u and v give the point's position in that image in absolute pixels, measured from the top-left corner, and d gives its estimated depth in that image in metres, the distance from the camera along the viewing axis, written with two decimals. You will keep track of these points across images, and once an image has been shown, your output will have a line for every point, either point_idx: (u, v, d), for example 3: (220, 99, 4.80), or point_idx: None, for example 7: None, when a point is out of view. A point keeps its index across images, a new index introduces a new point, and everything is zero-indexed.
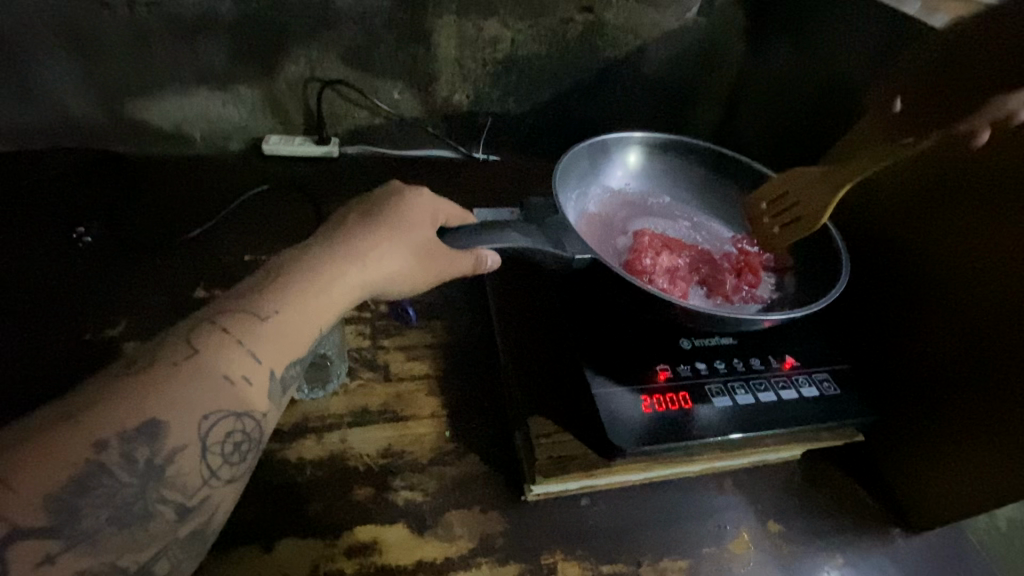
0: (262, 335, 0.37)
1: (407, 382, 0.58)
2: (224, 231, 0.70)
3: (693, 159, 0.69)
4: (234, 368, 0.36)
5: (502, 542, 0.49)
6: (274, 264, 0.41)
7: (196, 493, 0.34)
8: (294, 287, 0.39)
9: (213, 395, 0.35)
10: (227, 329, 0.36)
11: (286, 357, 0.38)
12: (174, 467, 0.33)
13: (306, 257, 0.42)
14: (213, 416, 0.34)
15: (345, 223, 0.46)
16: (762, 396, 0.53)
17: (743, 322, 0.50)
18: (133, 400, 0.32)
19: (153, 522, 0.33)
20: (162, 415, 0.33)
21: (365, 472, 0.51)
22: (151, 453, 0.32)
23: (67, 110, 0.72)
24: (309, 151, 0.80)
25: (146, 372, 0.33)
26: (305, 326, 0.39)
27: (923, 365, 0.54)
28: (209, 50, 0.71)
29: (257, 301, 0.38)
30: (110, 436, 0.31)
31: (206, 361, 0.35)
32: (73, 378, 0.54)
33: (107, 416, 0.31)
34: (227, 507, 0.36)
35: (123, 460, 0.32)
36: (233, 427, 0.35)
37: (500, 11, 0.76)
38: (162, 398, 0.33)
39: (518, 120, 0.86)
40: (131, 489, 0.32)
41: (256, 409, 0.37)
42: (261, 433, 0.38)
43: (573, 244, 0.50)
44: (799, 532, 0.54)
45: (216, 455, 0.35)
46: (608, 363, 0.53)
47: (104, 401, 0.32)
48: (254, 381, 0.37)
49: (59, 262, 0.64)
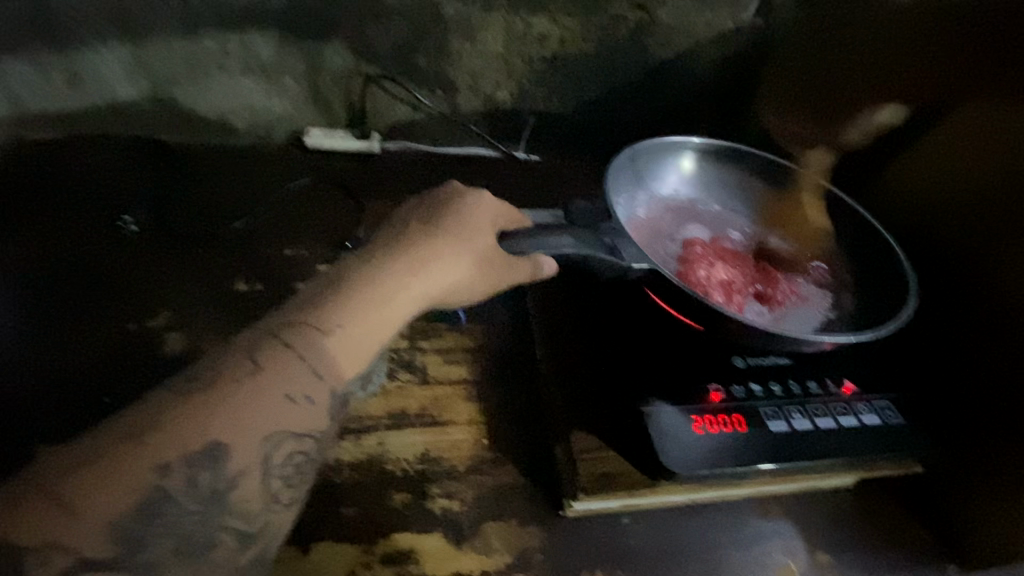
0: (322, 350, 0.37)
1: (445, 386, 0.56)
2: (265, 223, 0.70)
3: (748, 167, 0.66)
4: (296, 387, 0.35)
5: (540, 558, 0.48)
6: (334, 275, 0.41)
7: (258, 519, 0.34)
8: (353, 300, 0.39)
9: (275, 415, 0.34)
10: (288, 344, 0.36)
11: (345, 373, 0.37)
12: (236, 492, 0.33)
13: (367, 266, 0.41)
14: (274, 437, 0.34)
15: (404, 230, 0.45)
16: (820, 422, 0.50)
17: (804, 343, 0.48)
18: (197, 421, 0.32)
19: (216, 550, 0.33)
20: (224, 438, 0.33)
21: (402, 477, 0.50)
22: (213, 478, 0.32)
23: (116, 96, 0.72)
24: (350, 145, 0.79)
25: (209, 390, 0.33)
26: (365, 340, 0.39)
27: (996, 397, 0.50)
28: (257, 42, 0.71)
29: (319, 314, 0.38)
30: (172, 460, 0.31)
31: (269, 379, 0.35)
32: (118, 369, 0.54)
33: (170, 438, 0.32)
34: (285, 533, 0.36)
35: (186, 485, 0.32)
36: (294, 448, 0.35)
37: (549, 7, 0.74)
38: (225, 419, 0.33)
39: (561, 119, 0.84)
40: (194, 516, 0.32)
41: (317, 429, 0.36)
42: (320, 452, 0.37)
43: (629, 250, 0.48)
44: (849, 565, 0.51)
45: (277, 478, 0.34)
46: (657, 379, 0.51)
47: (167, 423, 0.32)
48: (314, 400, 0.36)
49: (105, 250, 0.65)
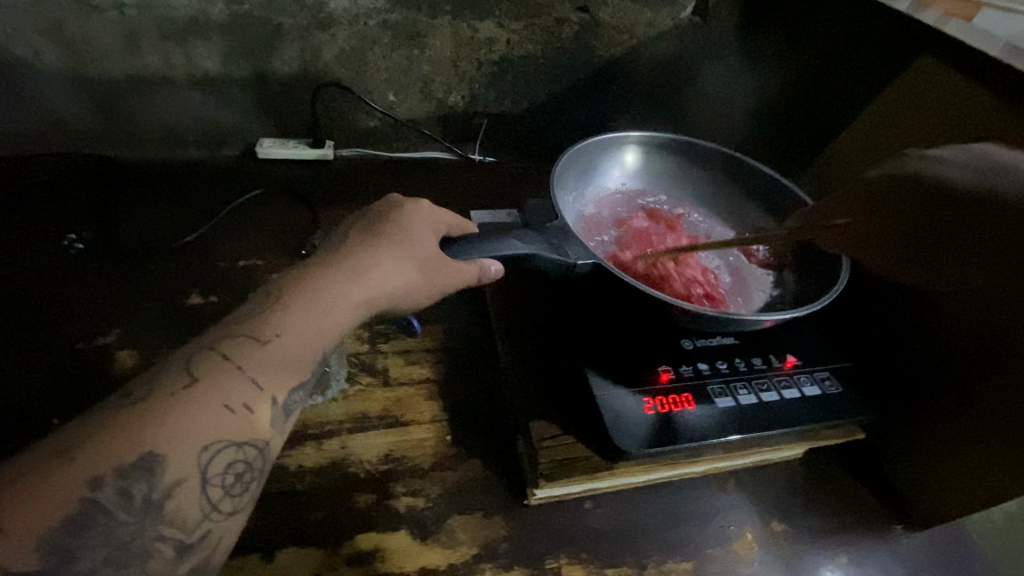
0: (264, 359, 0.37)
1: (407, 387, 0.57)
2: (219, 236, 0.69)
3: (688, 159, 0.69)
4: (234, 397, 0.35)
5: (506, 547, 0.49)
6: (276, 286, 0.41)
7: (197, 529, 0.33)
8: (297, 308, 0.39)
9: (214, 425, 0.34)
10: (227, 355, 0.36)
11: (288, 382, 0.38)
12: (173, 502, 0.32)
13: (310, 276, 0.42)
14: (214, 446, 0.33)
15: (347, 238, 0.46)
16: (764, 396, 0.53)
17: (745, 323, 0.50)
18: (130, 433, 0.31)
19: (153, 561, 0.32)
20: (159, 448, 0.32)
21: (366, 478, 0.50)
22: (149, 488, 0.31)
23: (56, 113, 0.71)
24: (304, 154, 0.79)
25: (142, 402, 0.33)
26: (307, 349, 0.39)
27: (921, 362, 0.54)
28: (201, 53, 0.70)
29: (259, 324, 0.38)
30: (106, 472, 0.30)
31: (207, 389, 0.34)
32: (67, 390, 0.53)
33: (102, 451, 0.31)
34: (229, 543, 0.35)
35: (121, 496, 0.31)
36: (234, 457, 0.34)
37: (495, 11, 0.75)
38: (159, 430, 0.32)
39: (514, 120, 0.86)
40: (130, 527, 0.31)
41: (257, 438, 0.36)
42: (264, 461, 0.37)
43: (576, 249, 0.50)
44: (802, 531, 0.54)
45: (217, 487, 0.34)
46: (610, 365, 0.52)
47: (97, 436, 0.31)
48: (256, 408, 0.36)
49: (50, 269, 0.63)
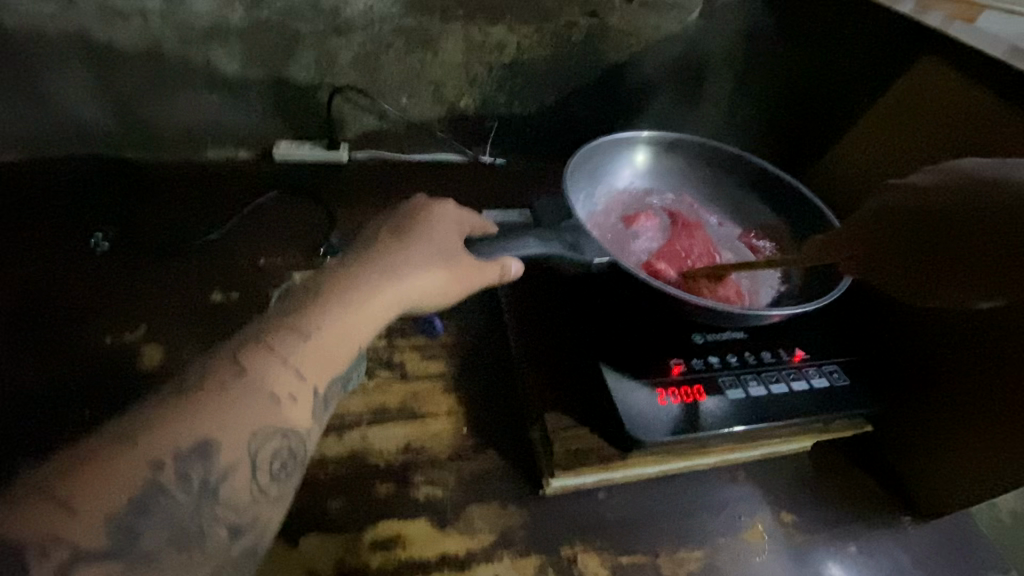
0: (305, 351, 0.39)
1: (424, 381, 0.58)
2: (238, 236, 0.71)
3: (696, 159, 0.71)
4: (280, 387, 0.37)
5: (523, 535, 0.50)
6: (311, 283, 0.43)
7: (247, 512, 0.35)
8: (333, 302, 0.41)
9: (262, 413, 0.36)
10: (272, 347, 0.38)
11: (327, 373, 0.39)
12: (226, 485, 0.34)
13: (343, 272, 0.43)
14: (262, 434, 0.35)
15: (375, 237, 0.48)
16: (774, 388, 0.54)
17: (753, 316, 0.51)
18: (187, 420, 0.33)
19: (209, 541, 0.33)
20: (214, 434, 0.34)
21: (386, 469, 0.52)
22: (205, 472, 0.33)
23: (80, 117, 0.73)
24: (319, 157, 0.81)
25: (197, 391, 0.34)
26: (344, 342, 0.40)
27: (924, 354, 0.55)
28: (221, 58, 0.73)
29: (300, 318, 0.40)
30: (166, 456, 0.32)
31: (255, 379, 0.36)
32: (96, 383, 0.55)
33: (162, 436, 0.32)
34: (275, 527, 0.37)
35: (180, 480, 0.32)
36: (280, 444, 0.36)
37: (505, 16, 0.77)
38: (213, 417, 0.34)
39: (524, 122, 0.88)
40: (187, 508, 0.33)
41: (301, 427, 0.37)
42: (305, 450, 0.38)
43: (592, 246, 0.52)
44: (811, 521, 0.55)
45: (265, 472, 0.36)
46: (622, 359, 0.54)
47: (158, 423, 0.33)
48: (299, 398, 0.38)
49: (77, 267, 0.65)
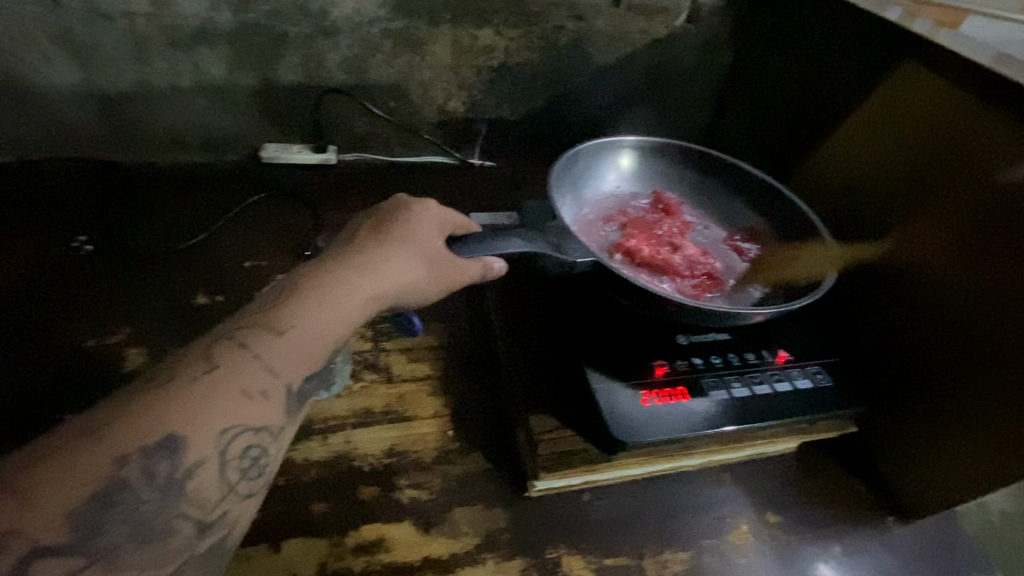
0: (278, 348, 0.38)
1: (409, 383, 0.58)
2: (224, 238, 0.71)
3: (681, 161, 0.72)
4: (251, 383, 0.37)
5: (507, 538, 0.50)
6: (289, 280, 0.43)
7: (215, 509, 0.35)
8: (309, 300, 0.41)
9: (233, 409, 0.35)
10: (243, 344, 0.38)
11: (301, 371, 0.39)
12: (193, 483, 0.34)
13: (321, 271, 0.43)
14: (232, 430, 0.35)
15: (357, 236, 0.48)
16: (757, 389, 0.54)
17: (737, 317, 0.52)
18: (153, 415, 0.33)
19: (174, 537, 0.33)
20: (181, 430, 0.33)
21: (370, 472, 0.52)
22: (172, 469, 0.33)
23: (66, 118, 0.72)
24: (306, 158, 0.80)
25: (166, 386, 0.34)
26: (320, 340, 0.40)
27: (907, 355, 0.56)
28: (208, 60, 0.72)
29: (273, 316, 0.39)
30: (131, 451, 0.32)
31: (224, 376, 0.36)
32: (77, 386, 0.54)
33: (128, 430, 0.32)
34: (244, 523, 0.37)
35: (145, 475, 0.32)
36: (251, 441, 0.36)
37: (494, 20, 0.78)
38: (181, 413, 0.33)
39: (513, 125, 0.88)
40: (152, 504, 0.32)
41: (272, 424, 0.37)
42: (277, 448, 0.38)
43: (576, 247, 0.52)
44: (796, 522, 0.55)
45: (234, 469, 0.35)
46: (607, 360, 0.54)
47: (125, 418, 0.32)
48: (271, 395, 0.37)
49: (60, 270, 0.65)
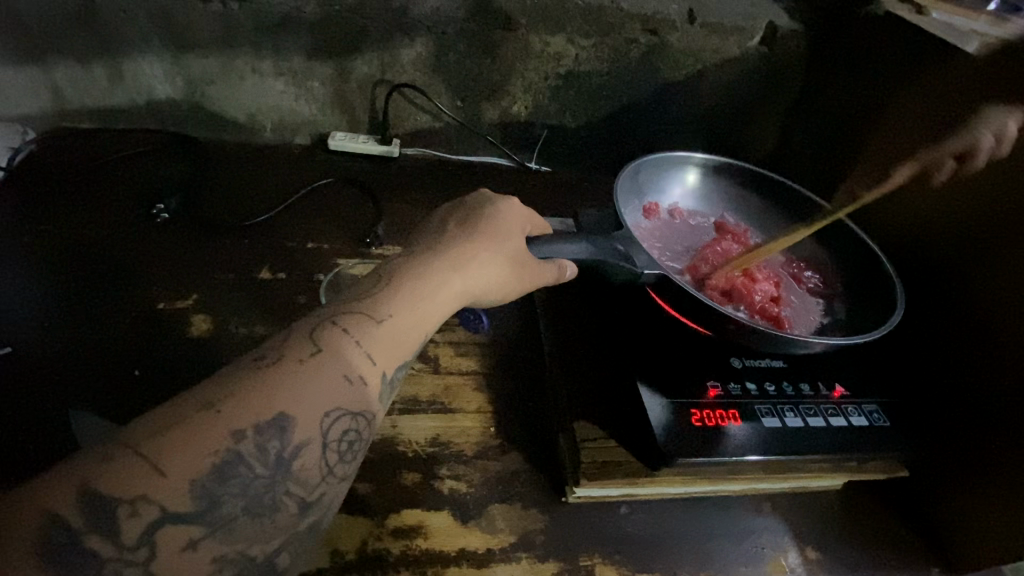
0: (375, 336, 0.40)
1: (455, 376, 0.59)
2: (288, 218, 0.73)
3: (748, 182, 0.71)
4: (352, 369, 0.38)
5: (542, 539, 0.50)
6: (383, 272, 0.45)
7: (315, 489, 0.36)
8: (402, 293, 0.42)
9: (337, 392, 0.37)
10: (345, 329, 0.39)
11: (394, 359, 0.41)
12: (298, 462, 0.35)
13: (413, 264, 0.45)
14: (334, 413, 0.37)
15: (444, 232, 0.49)
16: (810, 421, 0.53)
17: (794, 344, 0.51)
18: (266, 394, 0.35)
19: (280, 514, 0.35)
20: (291, 409, 0.35)
21: (413, 458, 0.53)
22: (282, 446, 0.35)
23: (154, 92, 0.77)
24: (371, 149, 0.83)
25: (278, 366, 0.36)
26: (411, 332, 0.42)
27: (971, 401, 0.53)
28: (291, 46, 0.76)
29: (371, 305, 0.41)
30: (247, 427, 0.34)
31: (330, 359, 0.38)
32: (148, 345, 0.58)
33: (244, 406, 0.34)
34: (337, 506, 0.38)
35: (257, 451, 0.34)
36: (349, 424, 0.37)
37: (567, 28, 0.79)
38: (292, 393, 0.35)
39: (574, 133, 0.88)
40: (263, 480, 0.34)
41: (369, 410, 0.39)
42: (371, 433, 0.39)
43: (642, 257, 0.52)
44: (836, 562, 0.53)
45: (334, 451, 0.37)
46: (659, 377, 0.54)
47: (240, 396, 0.34)
48: (370, 382, 0.39)
49: (138, 234, 0.68)
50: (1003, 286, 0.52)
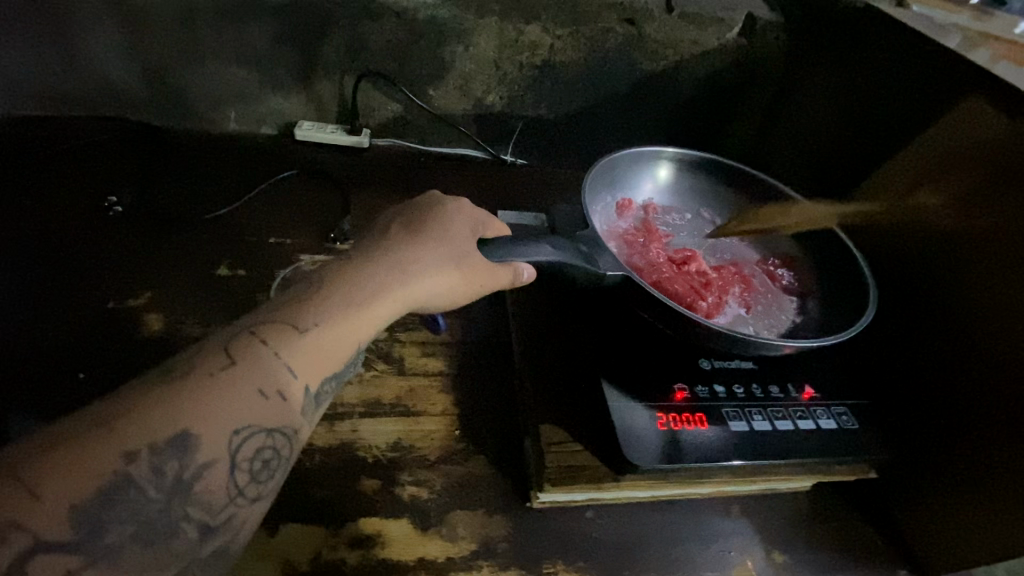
0: (300, 347, 0.38)
1: (420, 377, 0.58)
2: (251, 212, 0.71)
3: (721, 178, 0.69)
4: (268, 383, 0.36)
5: (505, 547, 0.49)
6: (319, 276, 0.42)
7: (222, 512, 0.35)
8: (336, 300, 0.40)
9: (250, 409, 0.35)
10: (266, 340, 0.37)
11: (321, 371, 0.39)
12: (201, 484, 0.34)
13: (351, 268, 0.43)
14: (244, 430, 0.35)
15: (388, 234, 0.47)
16: (779, 424, 0.52)
17: (764, 347, 0.50)
18: (167, 411, 0.33)
19: (177, 541, 0.33)
20: (194, 428, 0.33)
21: (373, 464, 0.51)
22: (181, 468, 0.33)
23: (109, 79, 0.73)
24: (341, 140, 0.80)
25: (184, 380, 0.34)
26: (342, 342, 0.40)
27: (942, 403, 0.53)
28: (252, 31, 0.72)
29: (299, 312, 0.39)
30: (140, 447, 0.32)
31: (244, 372, 0.36)
32: (95, 346, 0.55)
33: (139, 425, 0.32)
34: (249, 529, 0.37)
35: (152, 473, 0.32)
36: (264, 443, 0.36)
37: (542, 16, 0.76)
38: (195, 411, 0.33)
39: (550, 125, 0.86)
40: (157, 505, 0.32)
41: (288, 425, 0.37)
42: (290, 449, 0.38)
43: (606, 259, 0.50)
44: (803, 564, 0.53)
45: (245, 471, 0.35)
46: (626, 379, 0.52)
47: (136, 413, 0.32)
48: (290, 396, 0.37)
49: (88, 228, 0.65)
50: (976, 288, 0.51)
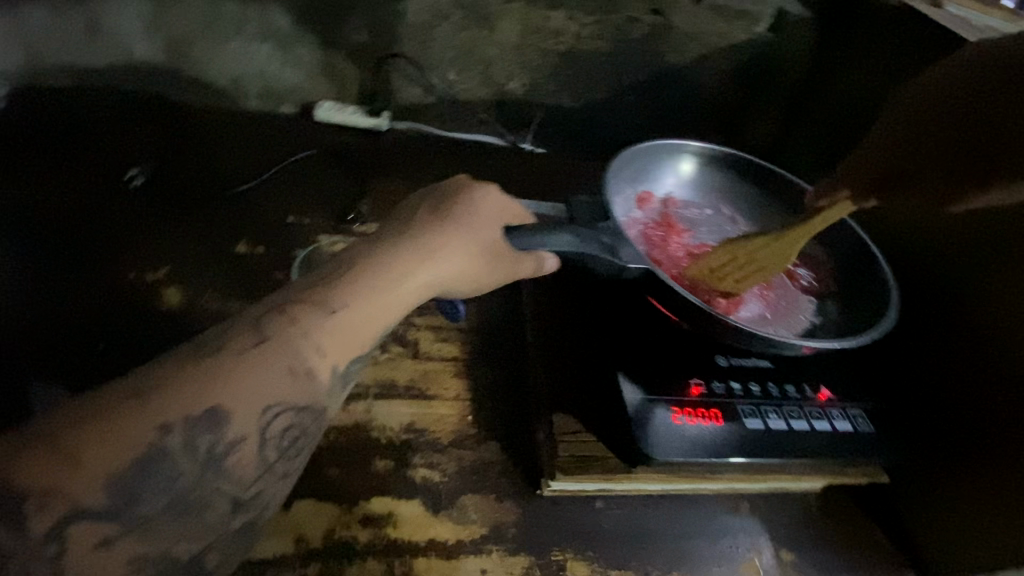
0: (329, 327, 0.38)
1: (435, 361, 0.58)
2: (269, 189, 0.71)
3: (743, 174, 0.69)
4: (299, 362, 0.37)
5: (515, 532, 0.49)
6: (345, 258, 0.42)
7: (252, 486, 0.35)
8: (363, 282, 0.40)
9: (280, 386, 0.36)
10: (295, 319, 0.37)
11: (349, 352, 0.39)
12: (233, 458, 0.34)
13: (377, 250, 0.43)
14: (274, 408, 0.35)
15: (412, 220, 0.47)
16: (794, 423, 0.52)
17: (784, 346, 0.49)
18: (201, 386, 0.33)
19: (209, 512, 0.34)
20: (228, 402, 0.34)
21: (385, 445, 0.51)
22: (213, 441, 0.33)
23: (130, 53, 0.71)
24: (359, 121, 0.80)
25: (216, 356, 0.34)
26: (368, 324, 0.40)
27: (960, 409, 0.52)
28: (276, 8, 0.72)
29: (328, 293, 0.39)
30: (175, 421, 0.32)
31: (275, 351, 0.36)
32: (117, 318, 0.55)
33: (174, 398, 0.33)
34: (276, 503, 0.37)
35: (185, 446, 0.33)
36: (292, 420, 0.36)
37: (568, 3, 0.75)
38: (227, 387, 0.34)
39: (571, 114, 0.85)
40: (189, 477, 0.33)
41: (316, 404, 0.37)
42: (318, 428, 0.38)
43: (629, 252, 0.50)
44: (811, 564, 0.53)
45: (274, 448, 0.36)
46: (642, 373, 0.52)
47: (169, 388, 0.33)
48: (320, 376, 0.38)
49: (110, 201, 0.65)
50: (1001, 296, 0.50)
